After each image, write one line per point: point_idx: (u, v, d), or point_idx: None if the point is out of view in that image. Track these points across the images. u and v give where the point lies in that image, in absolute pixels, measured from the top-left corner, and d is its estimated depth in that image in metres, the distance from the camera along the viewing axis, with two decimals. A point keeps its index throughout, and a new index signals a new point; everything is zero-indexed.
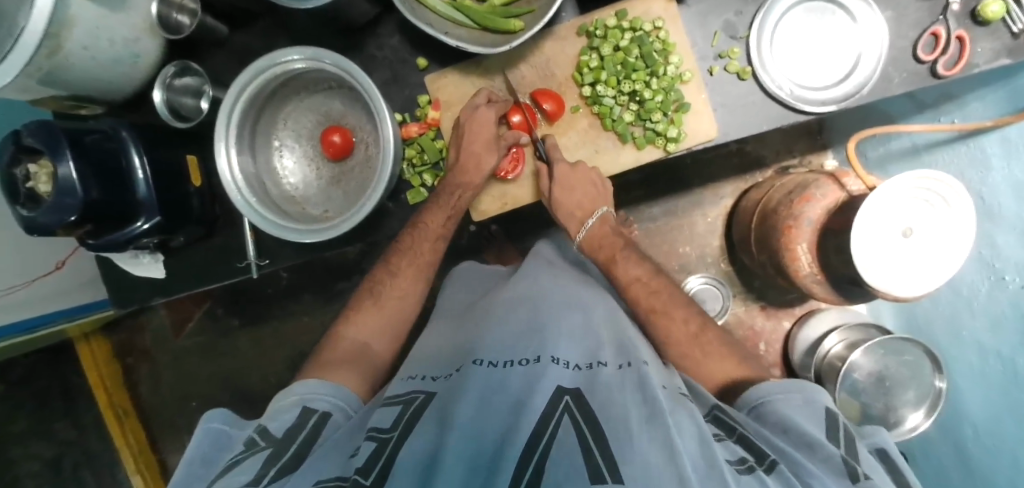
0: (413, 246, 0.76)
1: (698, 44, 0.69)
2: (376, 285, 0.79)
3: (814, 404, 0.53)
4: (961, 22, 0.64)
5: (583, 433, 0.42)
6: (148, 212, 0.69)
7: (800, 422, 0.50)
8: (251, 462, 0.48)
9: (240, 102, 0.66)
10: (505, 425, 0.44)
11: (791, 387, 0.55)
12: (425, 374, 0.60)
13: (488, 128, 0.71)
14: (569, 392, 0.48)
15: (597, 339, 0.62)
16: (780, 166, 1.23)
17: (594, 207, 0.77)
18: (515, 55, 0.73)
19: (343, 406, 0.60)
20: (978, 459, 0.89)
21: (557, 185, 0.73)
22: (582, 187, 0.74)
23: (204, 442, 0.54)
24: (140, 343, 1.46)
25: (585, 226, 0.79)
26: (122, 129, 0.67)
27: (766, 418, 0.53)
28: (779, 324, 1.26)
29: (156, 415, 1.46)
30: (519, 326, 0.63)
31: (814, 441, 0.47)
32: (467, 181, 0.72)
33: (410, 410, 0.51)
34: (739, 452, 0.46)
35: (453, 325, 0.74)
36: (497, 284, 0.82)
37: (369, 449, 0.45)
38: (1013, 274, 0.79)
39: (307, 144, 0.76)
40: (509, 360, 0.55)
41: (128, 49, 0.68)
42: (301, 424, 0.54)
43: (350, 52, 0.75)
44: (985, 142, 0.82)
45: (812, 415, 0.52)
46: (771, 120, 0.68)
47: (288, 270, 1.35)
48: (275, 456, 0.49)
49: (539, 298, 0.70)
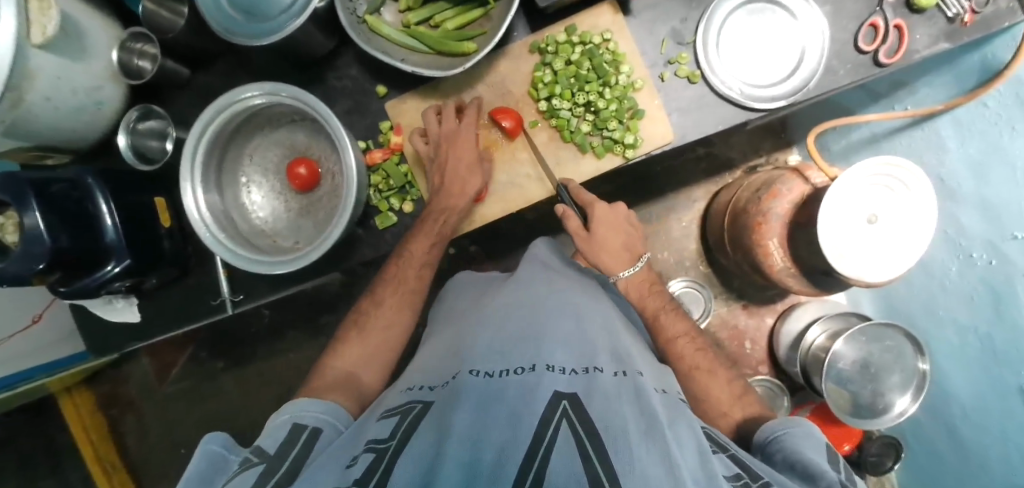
0: (400, 271, 0.76)
1: (647, 52, 0.71)
2: (364, 307, 0.80)
3: (814, 437, 0.55)
4: (897, 12, 0.67)
5: (583, 442, 0.42)
6: (118, 255, 0.69)
7: (806, 455, 0.51)
8: (244, 477, 0.46)
9: (203, 141, 0.67)
10: (505, 431, 0.44)
11: (796, 423, 0.57)
12: (423, 383, 0.59)
13: (468, 147, 0.72)
14: (566, 397, 0.48)
15: (590, 344, 0.62)
16: (748, 166, 1.27)
17: (636, 251, 0.78)
18: (471, 75, 0.75)
19: (335, 423, 0.59)
20: (971, 440, 0.88)
21: (598, 225, 0.75)
22: (620, 229, 0.77)
23: (201, 464, 0.51)
24: (124, 393, 1.44)
25: (633, 270, 0.77)
26: (88, 176, 0.67)
27: (773, 455, 0.54)
28: (762, 321, 1.27)
29: (144, 465, 1.44)
30: (514, 332, 0.63)
31: (816, 471, 0.48)
32: (452, 204, 0.72)
33: (410, 418, 0.51)
34: (734, 467, 0.47)
35: (444, 336, 0.72)
36: (493, 288, 0.81)
37: (368, 460, 0.45)
38: (979, 250, 0.80)
39: (274, 177, 0.77)
40: (505, 369, 0.54)
41: (90, 97, 0.69)
42: (292, 441, 0.53)
43: (310, 85, 0.76)
44: (940, 126, 0.84)
45: (813, 444, 0.54)
46: (724, 120, 0.70)
47: (270, 307, 1.36)
48: (268, 472, 0.47)
49: (532, 305, 0.70)
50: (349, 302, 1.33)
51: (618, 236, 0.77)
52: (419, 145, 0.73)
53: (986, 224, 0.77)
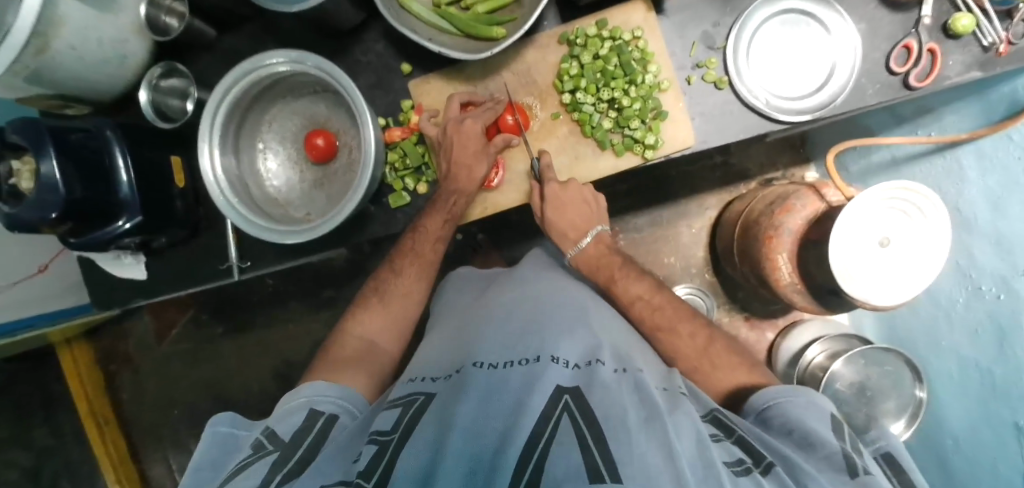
0: (414, 247, 0.77)
1: (676, 54, 0.71)
2: (380, 277, 0.81)
3: (818, 404, 0.53)
4: (932, 36, 0.66)
5: (581, 430, 0.43)
6: (130, 211, 0.69)
7: (808, 423, 0.50)
8: (258, 467, 0.50)
9: (224, 104, 0.67)
10: (506, 423, 0.45)
11: (793, 390, 0.55)
12: (426, 376, 0.60)
13: (475, 139, 0.71)
14: (568, 391, 0.49)
15: (596, 337, 0.62)
16: (764, 178, 1.26)
17: (588, 226, 0.78)
18: (497, 62, 0.74)
19: (349, 408, 0.61)
20: (961, 471, 0.88)
21: (550, 204, 0.73)
22: (576, 206, 0.75)
23: (212, 444, 0.56)
24: (123, 349, 1.46)
25: (580, 247, 0.79)
26: (107, 128, 0.67)
27: (771, 420, 0.53)
28: (764, 334, 1.27)
29: (137, 422, 1.45)
30: (518, 326, 0.64)
31: (816, 441, 0.48)
32: (459, 188, 0.72)
33: (410, 412, 0.52)
34: (737, 452, 0.46)
35: (450, 327, 0.73)
36: (495, 283, 0.82)
37: (371, 453, 0.47)
38: (989, 283, 0.79)
39: (291, 146, 0.77)
40: (508, 362, 0.55)
41: (116, 51, 0.69)
42: (308, 428, 0.55)
43: (335, 57, 0.76)
44: (961, 154, 0.83)
45: (816, 414, 0.52)
46: (748, 129, 0.70)
47: (274, 276, 1.36)
48: (281, 462, 0.50)
49: (539, 298, 0.70)
50: (353, 278, 1.33)
51: (574, 208, 0.75)
52: (429, 131, 0.73)
53: (998, 259, 0.76)
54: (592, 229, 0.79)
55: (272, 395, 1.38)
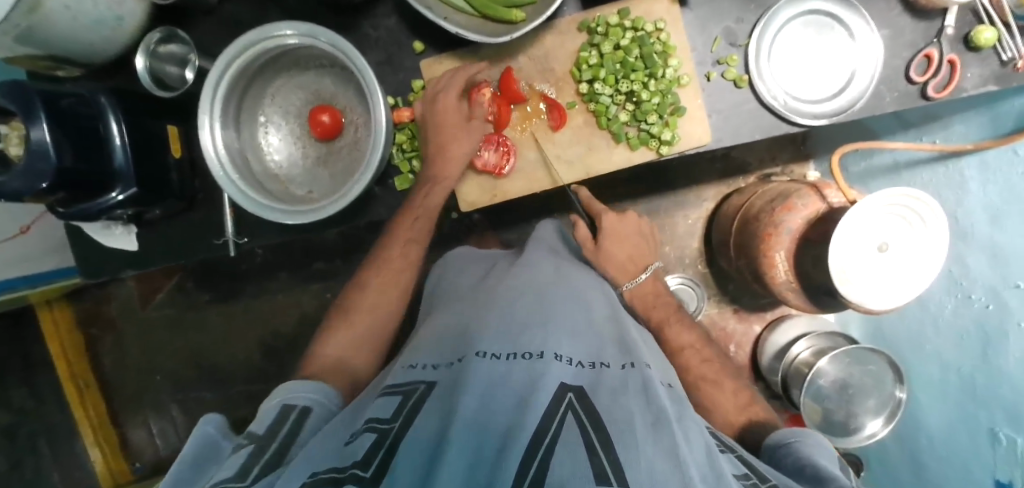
0: (418, 221, 0.75)
1: (697, 48, 0.69)
2: (380, 253, 0.79)
3: (826, 450, 0.57)
4: (954, 47, 0.65)
5: (586, 431, 0.43)
6: (124, 182, 0.66)
7: (817, 461, 0.53)
8: (235, 457, 0.47)
9: (227, 74, 0.64)
10: (509, 418, 0.44)
11: (808, 436, 0.59)
12: (427, 361, 0.59)
13: (454, 112, 0.71)
14: (572, 390, 0.49)
15: (599, 337, 0.62)
16: (763, 173, 1.26)
17: (643, 263, 0.83)
18: (514, 45, 0.72)
19: (323, 400, 0.60)
20: (933, 470, 0.92)
21: (608, 234, 0.82)
22: (631, 239, 0.83)
23: (197, 442, 0.53)
24: (105, 313, 1.42)
25: (637, 280, 0.82)
26: (101, 95, 0.64)
27: (783, 459, 0.56)
28: (751, 327, 1.30)
29: (118, 387, 1.43)
30: (523, 315, 0.63)
31: (825, 477, 0.50)
32: (442, 165, 0.72)
33: (412, 400, 0.52)
34: (743, 467, 0.48)
35: (449, 310, 0.74)
36: (500, 265, 0.82)
37: (370, 441, 0.46)
38: (980, 294, 0.81)
39: (295, 121, 0.74)
40: (512, 353, 0.55)
41: (111, 11, 0.65)
42: (282, 420, 0.54)
43: (344, 31, 0.73)
44: (965, 164, 0.84)
45: (822, 456, 0.55)
46: (763, 130, 0.69)
47: (264, 248, 1.33)
48: (259, 450, 0.48)
49: (546, 289, 0.70)
50: (346, 253, 1.31)
51: (625, 242, 0.83)
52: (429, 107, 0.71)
53: (991, 270, 0.78)
54: (650, 265, 0.84)
55: (258, 366, 1.37)
